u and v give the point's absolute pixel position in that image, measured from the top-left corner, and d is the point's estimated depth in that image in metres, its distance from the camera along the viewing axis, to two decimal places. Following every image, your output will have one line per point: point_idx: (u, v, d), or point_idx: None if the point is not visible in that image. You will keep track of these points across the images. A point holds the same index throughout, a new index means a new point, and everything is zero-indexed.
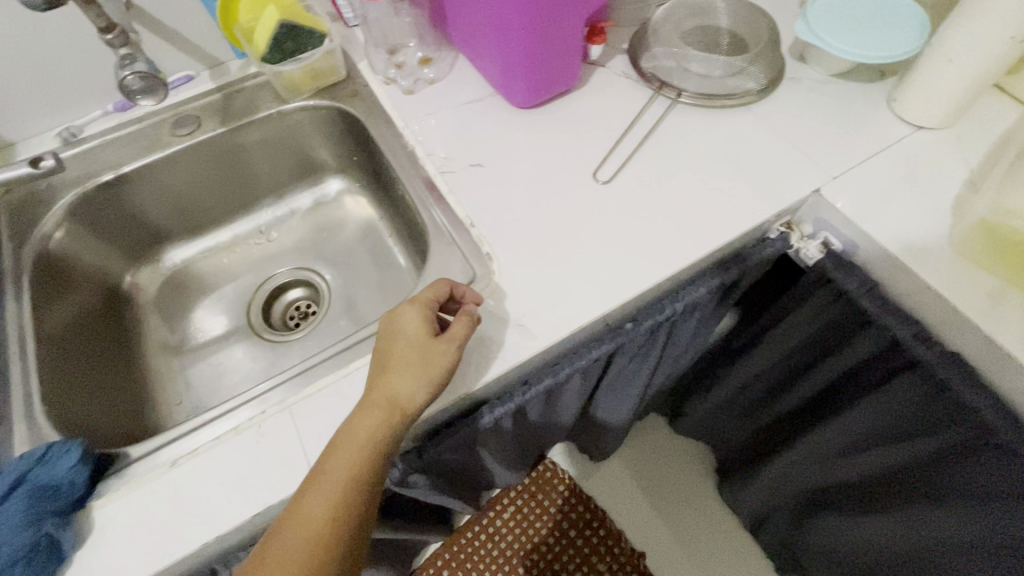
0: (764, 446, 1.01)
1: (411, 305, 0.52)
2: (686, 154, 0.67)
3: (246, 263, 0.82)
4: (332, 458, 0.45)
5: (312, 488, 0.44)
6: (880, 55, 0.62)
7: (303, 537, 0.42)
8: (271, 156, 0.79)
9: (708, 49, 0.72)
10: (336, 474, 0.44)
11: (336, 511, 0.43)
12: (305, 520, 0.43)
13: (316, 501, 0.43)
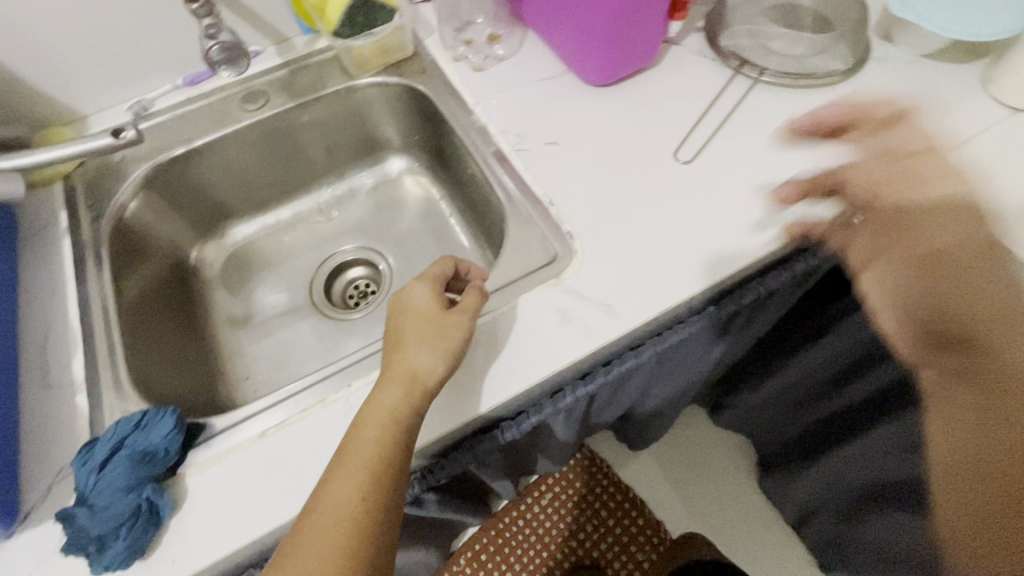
0: (819, 439, 0.99)
1: (419, 283, 0.53)
2: (768, 135, 0.65)
3: (309, 240, 0.82)
4: (356, 439, 0.44)
5: (338, 470, 0.43)
6: (988, 34, 0.60)
7: (333, 521, 0.40)
8: (335, 134, 0.79)
9: (791, 27, 0.70)
10: (364, 451, 0.43)
11: (363, 491, 0.42)
12: (336, 505, 0.41)
13: (342, 483, 0.42)
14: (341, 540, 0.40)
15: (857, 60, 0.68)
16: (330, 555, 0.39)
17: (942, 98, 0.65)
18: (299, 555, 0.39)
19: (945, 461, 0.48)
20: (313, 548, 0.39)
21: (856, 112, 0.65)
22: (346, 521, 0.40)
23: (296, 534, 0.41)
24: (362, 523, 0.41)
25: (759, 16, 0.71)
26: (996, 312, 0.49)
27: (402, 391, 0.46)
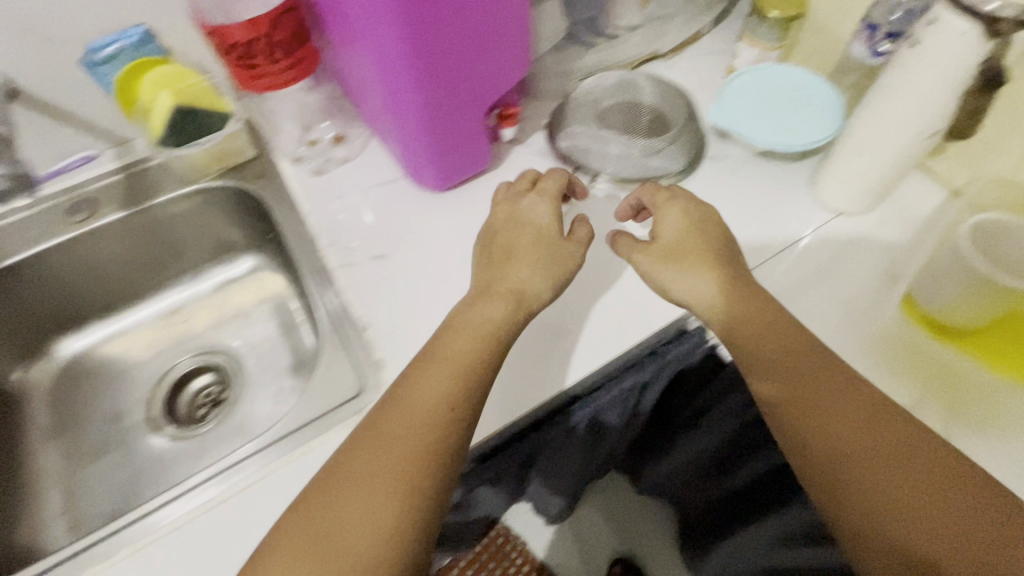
0: (700, 535, 0.95)
1: (541, 199, 0.57)
2: (597, 240, 0.65)
3: (147, 348, 0.79)
4: (441, 348, 0.48)
5: (417, 380, 0.46)
6: (802, 144, 0.61)
7: (402, 432, 0.44)
8: (175, 239, 0.77)
9: (628, 127, 0.70)
10: (456, 361, 0.47)
11: (448, 406, 0.45)
12: (413, 405, 0.45)
13: (423, 390, 0.46)
14: (417, 440, 0.43)
15: (691, 161, 0.68)
16: (406, 455, 0.42)
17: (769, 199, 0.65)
18: (371, 446, 0.43)
19: (787, 435, 0.46)
20: (401, 451, 0.43)
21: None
22: (422, 423, 0.44)
23: (384, 416, 0.45)
24: (433, 432, 0.44)
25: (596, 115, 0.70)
26: (722, 322, 0.51)
27: (489, 305, 0.51)
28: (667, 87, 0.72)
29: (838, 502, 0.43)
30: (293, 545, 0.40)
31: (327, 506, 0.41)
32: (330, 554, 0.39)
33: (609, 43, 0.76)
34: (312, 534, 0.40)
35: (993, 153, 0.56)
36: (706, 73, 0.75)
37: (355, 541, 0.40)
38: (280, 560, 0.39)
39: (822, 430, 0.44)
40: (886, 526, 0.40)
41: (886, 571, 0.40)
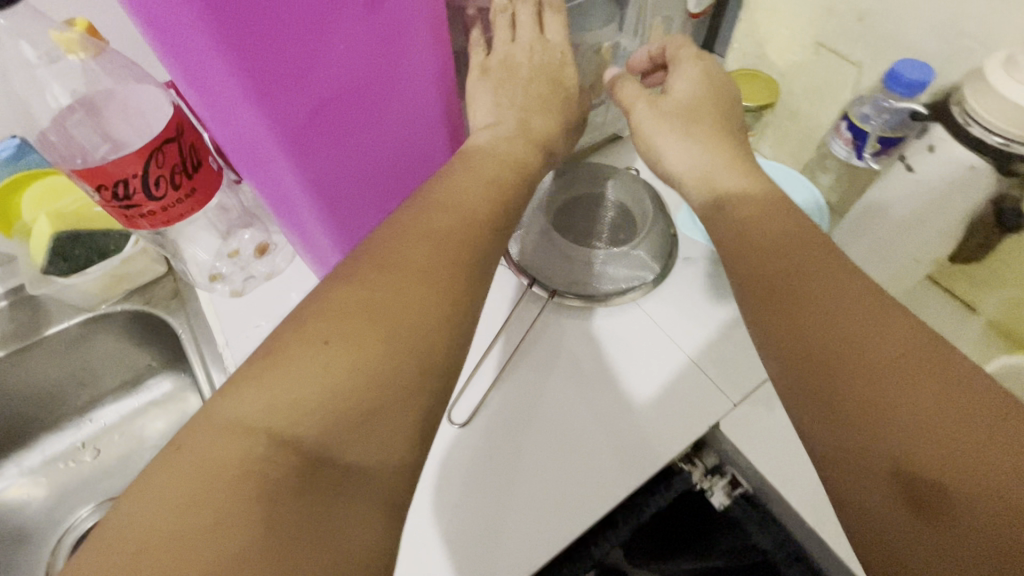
0: None
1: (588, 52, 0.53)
2: (560, 367, 0.57)
3: (37, 507, 0.67)
4: (465, 167, 0.44)
5: (456, 180, 0.43)
6: None
7: (438, 217, 0.40)
8: (75, 370, 0.66)
9: (589, 227, 0.62)
10: (481, 176, 0.44)
11: (481, 206, 0.42)
12: (449, 207, 0.41)
13: (456, 190, 0.42)
14: (459, 243, 0.39)
15: (657, 272, 0.61)
16: (447, 256, 0.38)
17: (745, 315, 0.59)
18: (410, 242, 0.38)
19: (771, 322, 0.34)
20: (439, 256, 0.38)
21: (658, 339, 0.58)
22: (458, 222, 0.40)
23: (424, 215, 0.40)
24: (472, 234, 0.40)
25: (557, 216, 0.62)
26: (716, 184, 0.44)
27: (503, 140, 0.48)
28: (634, 183, 0.64)
29: (817, 419, 0.30)
30: (314, 349, 0.32)
31: (367, 303, 0.34)
32: (369, 349, 0.32)
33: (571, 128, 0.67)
34: (331, 341, 0.32)
35: (988, 283, 0.50)
36: None
37: (400, 325, 0.34)
38: (279, 373, 0.31)
39: (815, 317, 0.32)
40: (893, 441, 0.28)
41: (883, 492, 0.28)
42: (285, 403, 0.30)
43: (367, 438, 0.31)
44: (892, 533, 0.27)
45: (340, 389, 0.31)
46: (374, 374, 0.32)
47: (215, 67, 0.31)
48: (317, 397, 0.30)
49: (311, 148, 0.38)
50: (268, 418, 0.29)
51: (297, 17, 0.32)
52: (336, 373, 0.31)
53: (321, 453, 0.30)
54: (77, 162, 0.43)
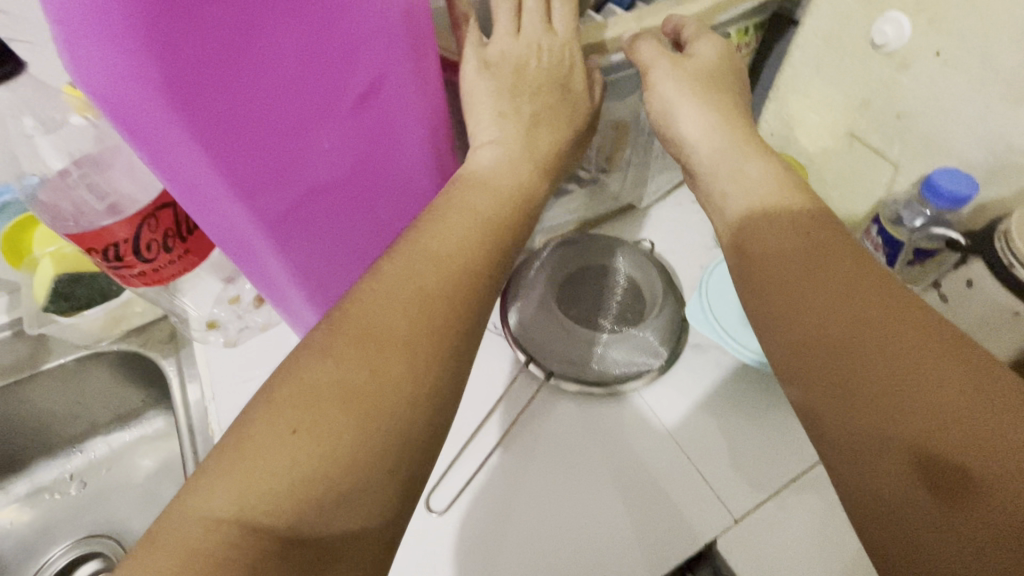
0: None
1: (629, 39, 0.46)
2: (552, 454, 0.53)
3: (15, 540, 0.67)
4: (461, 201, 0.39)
5: (452, 216, 0.37)
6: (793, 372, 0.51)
7: (426, 267, 0.35)
8: (72, 403, 0.67)
9: (596, 306, 0.59)
10: (479, 210, 0.39)
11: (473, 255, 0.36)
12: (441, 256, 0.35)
13: (451, 230, 0.37)
14: (451, 298, 0.34)
15: (663, 361, 0.57)
16: (432, 313, 0.33)
17: (753, 415, 0.55)
18: (393, 300, 0.33)
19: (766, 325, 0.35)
20: (423, 320, 0.33)
21: (655, 433, 0.54)
22: (450, 276, 0.35)
23: (400, 266, 0.34)
24: (463, 288, 0.35)
25: (561, 288, 0.60)
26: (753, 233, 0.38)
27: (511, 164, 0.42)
28: (645, 262, 0.62)
29: (814, 404, 0.31)
30: (280, 439, 0.28)
31: (342, 383, 0.30)
32: (339, 433, 0.29)
33: (589, 194, 0.65)
34: (300, 429, 0.28)
35: None
36: (684, 236, 0.68)
37: (373, 403, 0.30)
38: (245, 466, 0.27)
39: (807, 313, 0.33)
40: (894, 425, 0.28)
41: (886, 466, 0.28)
42: (251, 493, 0.27)
43: (341, 520, 0.28)
44: (915, 524, 0.27)
45: (308, 478, 0.27)
46: (345, 459, 0.28)
47: (190, 170, 0.29)
48: (282, 492, 0.27)
49: (289, 238, 0.36)
50: (236, 507, 0.26)
51: (279, 118, 0.29)
52: (305, 462, 0.28)
53: (294, 536, 0.27)
54: (70, 225, 0.42)
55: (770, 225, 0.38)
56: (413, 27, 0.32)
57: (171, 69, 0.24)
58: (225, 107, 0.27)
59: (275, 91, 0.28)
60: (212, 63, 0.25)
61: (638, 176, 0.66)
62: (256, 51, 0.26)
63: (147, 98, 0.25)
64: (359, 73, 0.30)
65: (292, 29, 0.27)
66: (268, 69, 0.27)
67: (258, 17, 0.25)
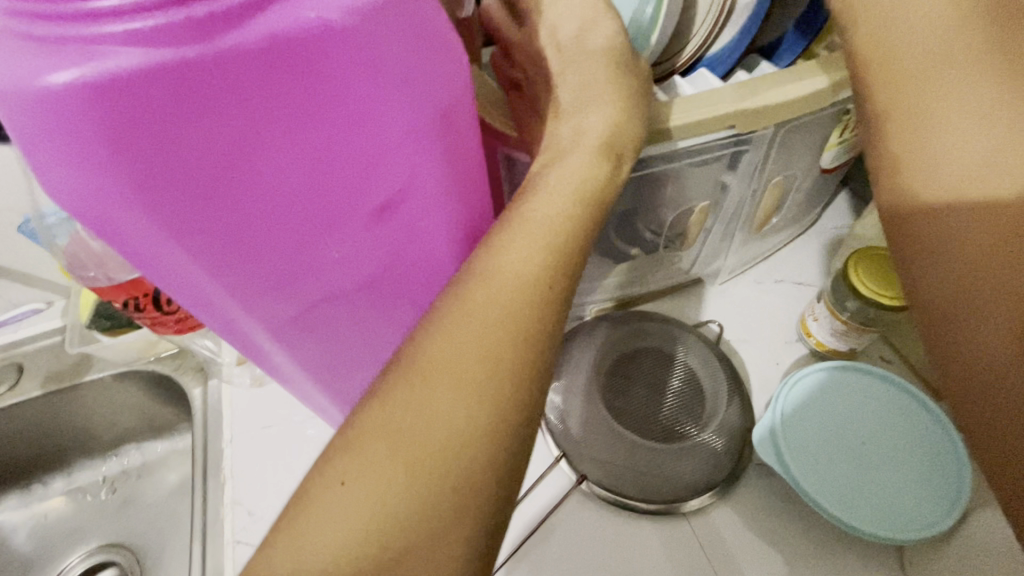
0: None
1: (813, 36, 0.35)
2: (572, 572, 0.47)
3: (44, 538, 0.68)
4: (531, 203, 0.29)
5: (524, 219, 0.28)
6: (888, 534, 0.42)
7: (495, 288, 0.26)
8: (108, 412, 0.67)
9: (654, 390, 0.52)
10: (560, 198, 0.29)
11: (556, 273, 0.27)
12: (520, 273, 0.27)
13: (527, 241, 0.27)
14: (537, 304, 0.26)
15: (720, 482, 0.49)
16: (514, 334, 0.26)
17: (823, 565, 0.46)
18: (451, 332, 0.25)
19: (900, 184, 0.29)
20: (495, 354, 0.25)
21: (698, 572, 0.46)
22: (528, 288, 0.27)
23: (472, 288, 0.26)
24: (544, 308, 0.27)
25: (609, 377, 0.52)
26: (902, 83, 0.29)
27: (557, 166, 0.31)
28: (708, 357, 0.53)
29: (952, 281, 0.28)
30: (332, 494, 0.23)
31: (387, 430, 0.24)
32: (389, 483, 0.23)
33: (650, 261, 0.57)
34: (349, 479, 0.23)
35: None
36: (759, 323, 0.59)
37: (426, 454, 0.23)
38: (301, 522, 0.23)
39: (993, 173, 0.27)
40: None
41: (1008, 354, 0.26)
42: (307, 558, 0.22)
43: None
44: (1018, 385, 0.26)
45: (365, 538, 0.22)
46: (405, 520, 0.23)
47: (178, 273, 0.25)
48: (337, 551, 0.22)
49: (294, 342, 0.31)
50: (293, 573, 0.22)
51: (279, 236, 0.24)
52: (358, 523, 0.22)
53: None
54: (93, 276, 0.41)
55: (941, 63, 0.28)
56: (453, 132, 0.26)
57: (145, 192, 0.20)
58: (213, 221, 0.22)
59: (274, 210, 0.23)
60: (195, 186, 0.21)
61: (715, 248, 0.58)
62: (248, 171, 0.21)
63: (114, 205, 0.20)
64: (380, 186, 0.25)
65: (295, 147, 0.21)
66: (266, 189, 0.22)
67: (252, 137, 0.20)
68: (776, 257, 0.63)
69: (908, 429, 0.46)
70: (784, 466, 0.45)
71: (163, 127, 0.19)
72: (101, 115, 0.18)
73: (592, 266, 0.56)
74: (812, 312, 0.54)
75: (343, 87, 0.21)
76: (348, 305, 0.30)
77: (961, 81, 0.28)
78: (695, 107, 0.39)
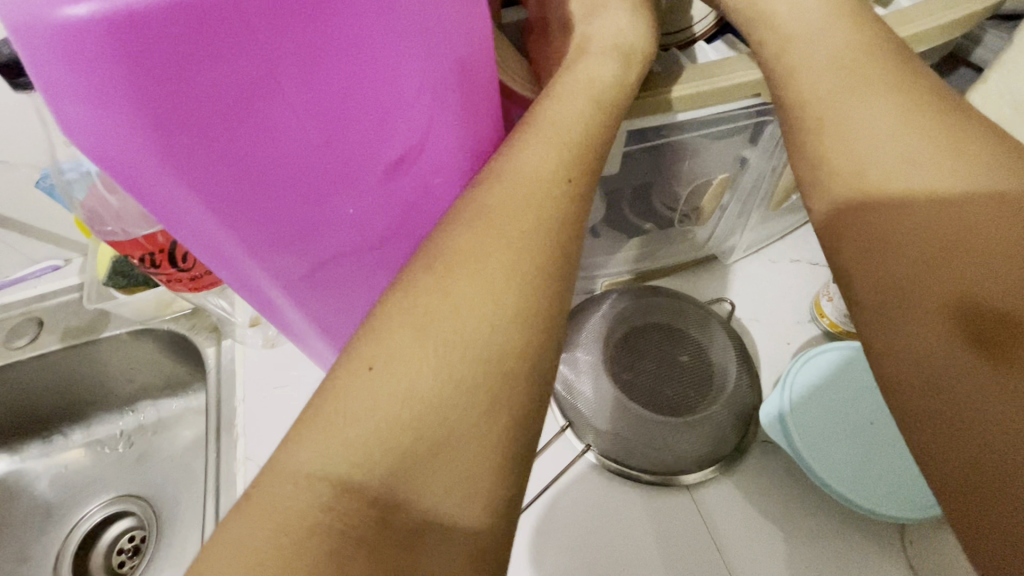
0: None
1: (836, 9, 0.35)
2: (575, 537, 0.47)
3: (65, 485, 0.71)
4: (547, 112, 0.30)
5: (549, 112, 0.30)
6: (892, 515, 0.42)
7: (533, 176, 0.27)
8: (124, 369, 0.69)
9: (672, 335, 0.53)
10: (577, 97, 0.31)
11: (575, 174, 0.28)
12: (540, 172, 0.27)
13: (549, 145, 0.28)
14: (562, 206, 0.27)
15: (725, 456, 0.49)
16: (527, 271, 0.25)
17: (825, 543, 0.46)
18: (477, 228, 0.26)
19: (829, 187, 0.31)
20: (520, 248, 0.26)
21: (700, 544, 0.47)
22: (559, 178, 0.28)
23: (493, 187, 0.27)
24: (565, 206, 0.28)
25: (618, 349, 0.52)
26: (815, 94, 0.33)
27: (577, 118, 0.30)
28: (719, 334, 0.53)
29: (880, 275, 0.28)
30: (353, 393, 0.22)
31: (412, 315, 0.24)
32: (413, 373, 0.23)
33: (663, 236, 0.57)
34: (377, 364, 0.23)
35: None
36: (772, 301, 0.58)
37: (452, 348, 0.23)
38: (329, 415, 0.22)
39: (894, 170, 0.30)
40: (936, 270, 0.27)
41: (930, 343, 0.26)
42: (337, 447, 0.21)
43: (439, 480, 0.22)
44: (945, 373, 0.26)
45: (396, 423, 0.22)
46: (436, 407, 0.22)
47: (192, 221, 0.25)
48: (367, 452, 0.21)
49: (308, 297, 0.31)
50: (323, 464, 0.21)
51: (293, 187, 0.24)
52: (389, 406, 0.22)
53: (389, 497, 0.21)
54: (108, 231, 0.42)
55: (843, 86, 0.32)
56: (470, 83, 0.26)
57: (163, 134, 0.20)
58: (228, 166, 0.22)
59: (289, 159, 0.23)
60: (212, 131, 0.21)
61: (731, 225, 0.57)
62: (263, 115, 0.21)
63: (130, 146, 0.20)
64: (392, 134, 0.25)
65: (311, 94, 0.21)
66: (282, 136, 0.22)
67: (270, 82, 0.20)
68: (791, 236, 0.62)
69: None
70: (791, 443, 0.45)
71: (182, 67, 0.18)
72: (118, 50, 0.17)
73: (606, 239, 0.56)
74: (827, 292, 0.54)
75: (361, 30, 0.21)
76: (358, 260, 0.30)
77: (868, 100, 0.31)
78: (697, 81, 0.39)
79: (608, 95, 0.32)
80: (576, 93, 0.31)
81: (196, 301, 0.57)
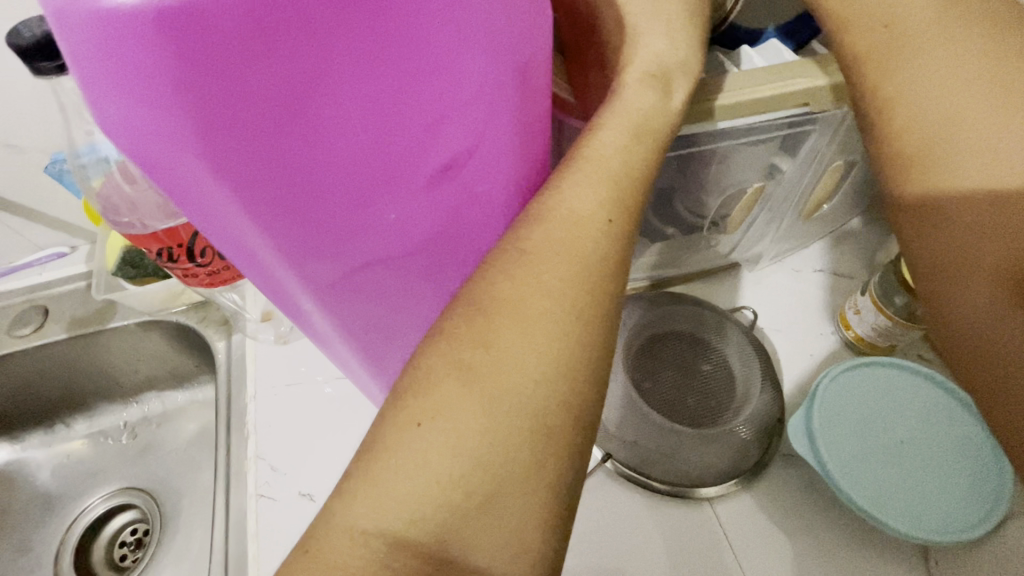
0: None
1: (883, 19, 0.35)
2: (593, 546, 0.47)
3: (67, 476, 0.69)
4: (590, 145, 0.29)
5: (588, 150, 0.29)
6: (931, 531, 0.41)
7: (579, 229, 0.27)
8: (130, 360, 0.67)
9: (692, 347, 0.52)
10: (619, 129, 0.30)
11: (613, 212, 0.28)
12: (583, 219, 0.27)
13: (590, 190, 0.28)
14: (602, 232, 0.27)
15: (745, 470, 0.48)
16: (569, 308, 0.25)
17: (847, 559, 0.46)
18: (518, 268, 0.26)
19: (899, 184, 0.35)
20: (565, 295, 0.25)
21: (719, 557, 0.46)
22: (599, 223, 0.27)
23: (533, 230, 0.27)
24: (611, 254, 0.27)
25: (639, 358, 0.51)
26: (866, 66, 0.36)
27: (617, 142, 0.29)
28: (740, 343, 0.52)
29: (937, 252, 0.33)
30: (408, 437, 0.23)
31: (457, 359, 0.24)
32: (465, 421, 0.23)
33: (687, 243, 0.56)
34: (427, 421, 0.23)
35: None
36: (794, 311, 0.57)
37: (496, 378, 0.24)
38: (383, 470, 0.22)
39: (947, 149, 0.33)
40: (987, 248, 0.31)
41: (993, 326, 0.31)
42: (394, 500, 0.22)
43: (491, 538, 0.23)
44: (986, 332, 0.31)
45: (449, 482, 0.22)
46: (484, 464, 0.23)
47: (229, 223, 0.23)
48: (421, 490, 0.22)
49: (339, 304, 0.30)
50: (379, 520, 0.22)
51: (337, 192, 0.23)
52: (440, 455, 0.22)
53: (444, 552, 0.22)
54: (125, 222, 0.41)
55: (902, 61, 0.34)
56: (523, 90, 0.25)
57: (209, 134, 0.19)
58: (274, 170, 0.21)
59: (338, 163, 0.22)
60: (260, 132, 0.19)
61: (757, 234, 0.56)
62: (316, 119, 0.20)
63: (175, 146, 0.19)
64: (444, 140, 0.24)
65: (366, 96, 0.20)
66: (333, 139, 0.21)
67: (325, 83, 0.19)
68: (815, 245, 0.61)
69: (913, 397, 0.47)
70: (818, 460, 0.44)
71: (239, 66, 0.17)
72: (173, 48, 0.16)
73: None
74: (853, 305, 0.53)
75: (423, 31, 0.20)
76: (394, 267, 0.29)
77: (925, 65, 0.34)
78: (731, 91, 0.39)
79: (655, 127, 0.31)
80: (616, 119, 0.30)
81: (207, 295, 0.56)
